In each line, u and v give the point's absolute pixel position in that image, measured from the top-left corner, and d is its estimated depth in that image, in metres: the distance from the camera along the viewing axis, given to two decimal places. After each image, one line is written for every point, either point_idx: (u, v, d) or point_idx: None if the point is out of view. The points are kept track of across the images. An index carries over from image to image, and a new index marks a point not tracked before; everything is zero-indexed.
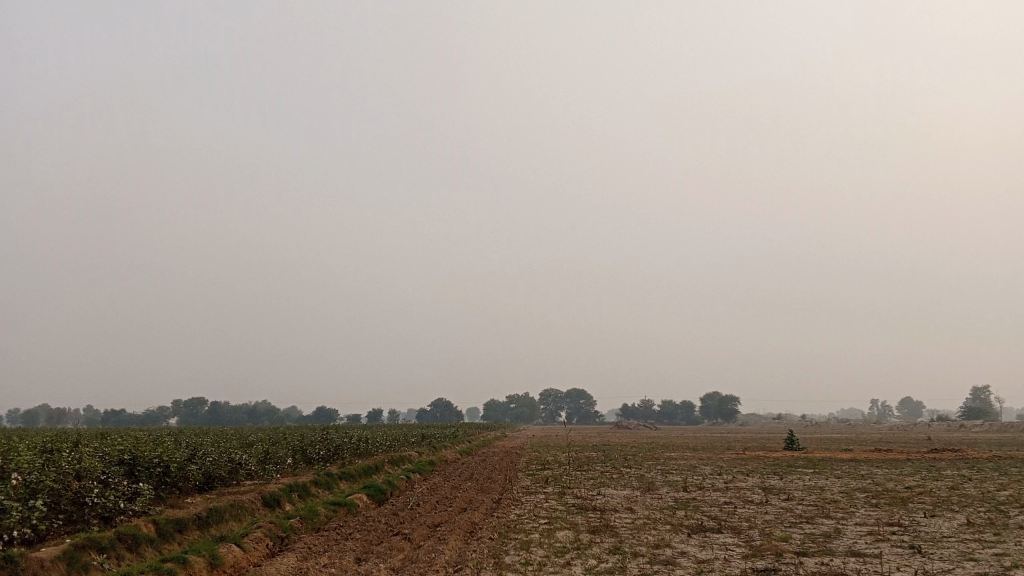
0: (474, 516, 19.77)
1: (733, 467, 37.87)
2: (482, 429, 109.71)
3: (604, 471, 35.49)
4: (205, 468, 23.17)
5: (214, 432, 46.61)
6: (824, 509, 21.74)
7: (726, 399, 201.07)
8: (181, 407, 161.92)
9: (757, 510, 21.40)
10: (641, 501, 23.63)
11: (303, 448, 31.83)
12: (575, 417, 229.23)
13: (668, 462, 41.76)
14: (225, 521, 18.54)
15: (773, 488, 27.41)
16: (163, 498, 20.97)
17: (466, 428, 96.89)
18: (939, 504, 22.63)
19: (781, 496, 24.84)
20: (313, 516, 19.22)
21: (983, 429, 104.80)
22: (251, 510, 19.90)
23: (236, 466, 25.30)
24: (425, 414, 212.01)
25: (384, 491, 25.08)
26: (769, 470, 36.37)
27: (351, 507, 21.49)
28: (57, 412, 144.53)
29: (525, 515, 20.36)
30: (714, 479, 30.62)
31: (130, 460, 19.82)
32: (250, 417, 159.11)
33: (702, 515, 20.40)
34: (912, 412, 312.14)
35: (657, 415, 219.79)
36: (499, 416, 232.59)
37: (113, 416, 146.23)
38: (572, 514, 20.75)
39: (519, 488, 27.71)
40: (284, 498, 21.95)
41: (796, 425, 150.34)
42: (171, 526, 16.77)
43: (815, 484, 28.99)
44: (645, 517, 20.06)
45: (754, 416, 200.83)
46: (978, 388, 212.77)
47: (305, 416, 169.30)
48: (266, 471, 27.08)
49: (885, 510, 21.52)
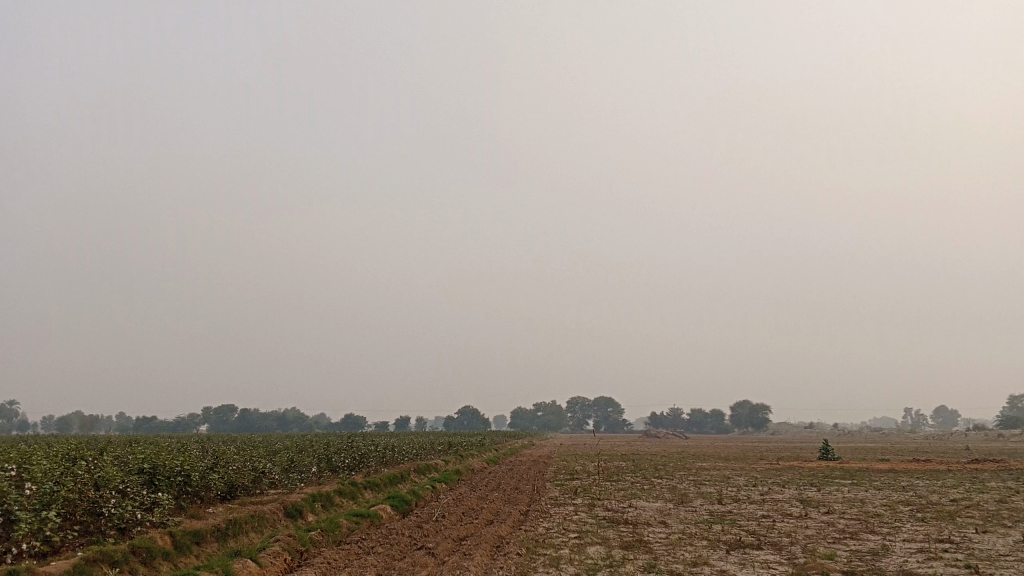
0: (500, 530, 19.06)
1: (767, 478, 36.86)
2: (511, 437, 109.23)
3: (635, 481, 34.58)
4: (228, 477, 22.67)
5: (241, 439, 46.30)
6: (868, 523, 20.82)
7: (757, 407, 199.39)
8: (212, 413, 162.81)
9: (798, 524, 20.55)
10: (675, 514, 22.76)
11: (329, 456, 31.24)
12: (603, 425, 227.29)
13: (702, 473, 40.74)
14: (245, 533, 18.04)
15: (811, 500, 26.43)
16: (184, 508, 20.47)
17: (494, 436, 96.41)
18: (989, 520, 21.50)
19: (821, 509, 23.99)
20: (334, 528, 18.63)
21: (1020, 438, 102.32)
22: (272, 521, 19.37)
23: (260, 475, 24.78)
24: (453, 422, 211.83)
25: (408, 502, 24.40)
26: (804, 480, 35.30)
27: (374, 519, 20.87)
28: (89, 419, 146.56)
29: (554, 528, 19.63)
30: (750, 490, 29.67)
31: (150, 469, 19.27)
32: (280, 425, 159.83)
33: (739, 529, 19.57)
34: (947, 419, 307.34)
35: (686, 424, 218.12)
36: (526, 425, 231.28)
37: (145, 424, 147.43)
38: (602, 528, 19.97)
39: (547, 499, 26.97)
40: (306, 508, 21.44)
41: (827, 434, 148.43)
42: (188, 538, 16.27)
43: (855, 496, 27.92)
44: (680, 531, 19.22)
45: (786, 426, 198.34)
46: (1015, 396, 208.11)
47: (337, 424, 170.68)
48: (290, 479, 26.50)
49: (933, 525, 20.54)
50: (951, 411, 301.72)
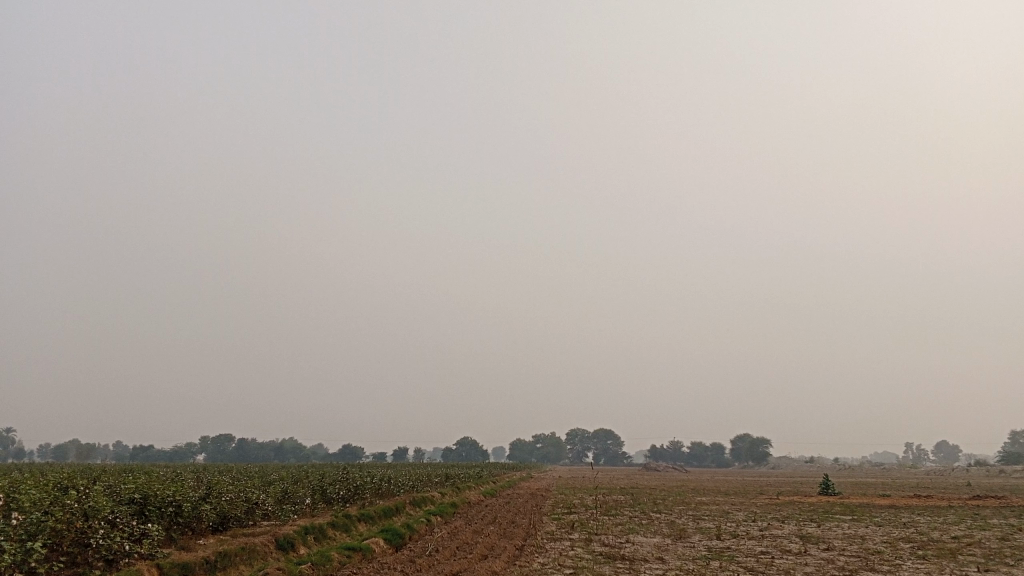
0: (494, 565, 18.78)
1: (766, 513, 36.46)
2: (510, 469, 108.45)
3: (633, 516, 34.20)
4: (221, 508, 22.39)
5: (237, 469, 45.95)
6: (868, 561, 20.51)
7: (757, 441, 198.10)
8: (208, 442, 161.79)
9: (797, 561, 20.25)
10: (672, 550, 22.46)
11: (324, 487, 30.92)
12: (602, 458, 225.73)
13: (700, 507, 40.28)
14: (235, 565, 17.77)
15: (811, 536, 26.14)
16: (174, 539, 20.19)
17: (493, 468, 95.72)
18: (991, 557, 21.21)
19: (820, 545, 23.70)
20: (325, 562, 18.35)
21: (1022, 474, 101.94)
22: (263, 553, 19.11)
23: (252, 506, 24.47)
24: (451, 453, 210.53)
25: (402, 535, 24.09)
26: (804, 516, 34.90)
27: (366, 552, 20.58)
28: (86, 448, 145.80)
29: (549, 564, 19.33)
30: (749, 526, 29.32)
31: (141, 499, 19.02)
32: (278, 455, 158.83)
33: (737, 566, 19.29)
34: (948, 454, 305.79)
35: (686, 458, 216.69)
36: (525, 457, 229.79)
37: (141, 452, 146.50)
38: (599, 564, 19.69)
39: (543, 533, 26.67)
40: (299, 540, 21.15)
41: (827, 468, 147.47)
42: (176, 571, 16.01)
43: (855, 533, 27.59)
44: (677, 568, 18.91)
45: (786, 459, 196.99)
46: (1017, 431, 206.78)
47: (334, 454, 169.86)
48: (283, 511, 26.20)
49: (934, 563, 20.26)
50: (953, 446, 300.15)
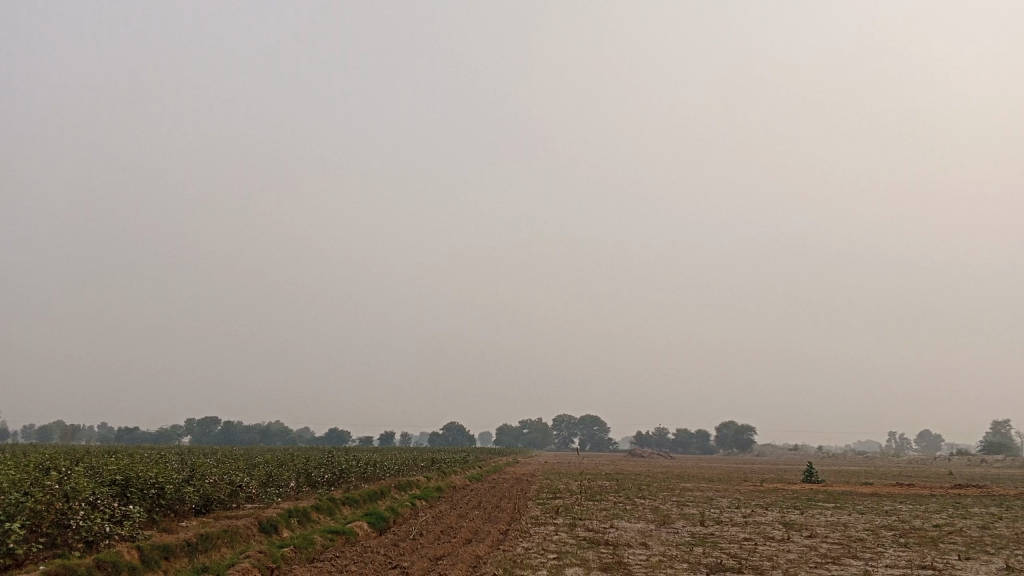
0: (477, 549, 18.72)
1: (750, 500, 36.69)
2: (496, 453, 108.73)
3: (617, 502, 34.24)
4: (204, 491, 22.26)
5: (221, 451, 45.78)
6: (850, 548, 20.61)
7: (742, 429, 199.35)
8: (193, 425, 161.44)
9: (779, 548, 20.34)
10: (656, 536, 22.49)
11: (308, 471, 30.80)
12: (588, 443, 226.56)
13: (684, 494, 40.51)
14: (217, 547, 17.67)
15: (794, 523, 26.27)
16: (156, 521, 20.04)
17: (479, 452, 95.93)
18: (972, 546, 21.34)
19: (803, 532, 23.77)
20: (308, 545, 18.23)
21: (1001, 464, 103.42)
22: (246, 536, 19.00)
23: (236, 489, 24.32)
24: (437, 437, 210.90)
25: (386, 519, 24.05)
26: (787, 502, 35.08)
27: (349, 536, 20.51)
28: (70, 429, 145.40)
29: (532, 549, 19.31)
30: (732, 513, 29.47)
31: (122, 481, 18.85)
32: (264, 438, 158.63)
33: (720, 552, 19.30)
34: (930, 444, 308.80)
35: (671, 444, 217.76)
36: (511, 442, 230.44)
37: (125, 433, 146.09)
38: (582, 549, 19.66)
39: (527, 518, 26.67)
40: (282, 523, 21.05)
41: (809, 456, 148.73)
42: (157, 553, 15.87)
43: (837, 520, 27.72)
44: (660, 554, 18.92)
45: (770, 447, 198.33)
46: (997, 421, 208.35)
47: (320, 438, 170.24)
48: (267, 494, 26.08)
49: (915, 550, 20.39)
50: (935, 436, 303.23)
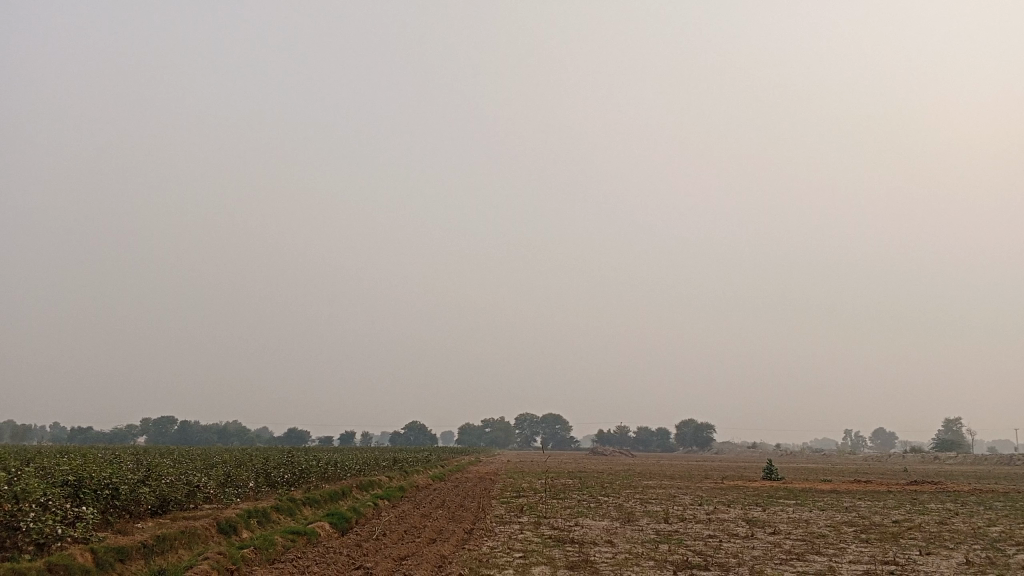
0: (442, 549, 18.44)
1: (713, 497, 36.89)
2: (458, 452, 108.17)
3: (581, 500, 34.13)
4: (160, 491, 21.69)
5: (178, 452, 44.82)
6: (814, 544, 20.72)
7: (702, 427, 201.17)
8: (150, 424, 158.41)
9: (745, 545, 20.38)
10: (621, 533, 22.39)
11: (268, 471, 30.22)
12: (550, 442, 226.84)
13: (647, 491, 40.60)
14: (174, 548, 17.21)
15: (757, 520, 26.38)
16: (111, 523, 19.45)
17: (441, 451, 95.32)
18: (933, 541, 21.57)
19: (767, 529, 23.90)
20: (269, 546, 17.84)
21: (954, 460, 105.47)
22: (204, 537, 18.54)
23: (193, 489, 23.75)
24: (399, 437, 209.59)
25: (349, 519, 23.64)
26: (749, 499, 35.33)
27: (312, 536, 20.12)
28: (22, 429, 141.82)
29: (498, 548, 19.11)
30: (695, 510, 29.54)
31: (75, 482, 18.27)
32: (222, 438, 156.20)
33: (685, 549, 19.24)
34: (885, 442, 314.39)
35: (632, 442, 219.03)
36: (473, 439, 229.95)
37: (78, 433, 142.80)
38: (548, 547, 19.47)
39: (492, 517, 26.45)
40: (241, 524, 20.57)
41: (767, 454, 150.57)
42: (112, 556, 15.37)
43: (799, 517, 27.90)
44: (627, 551, 18.83)
45: (729, 445, 200.49)
46: (949, 419, 212.91)
47: (281, 437, 168.15)
48: (225, 494, 25.53)
49: (879, 546, 20.54)
50: (890, 434, 309.15)
